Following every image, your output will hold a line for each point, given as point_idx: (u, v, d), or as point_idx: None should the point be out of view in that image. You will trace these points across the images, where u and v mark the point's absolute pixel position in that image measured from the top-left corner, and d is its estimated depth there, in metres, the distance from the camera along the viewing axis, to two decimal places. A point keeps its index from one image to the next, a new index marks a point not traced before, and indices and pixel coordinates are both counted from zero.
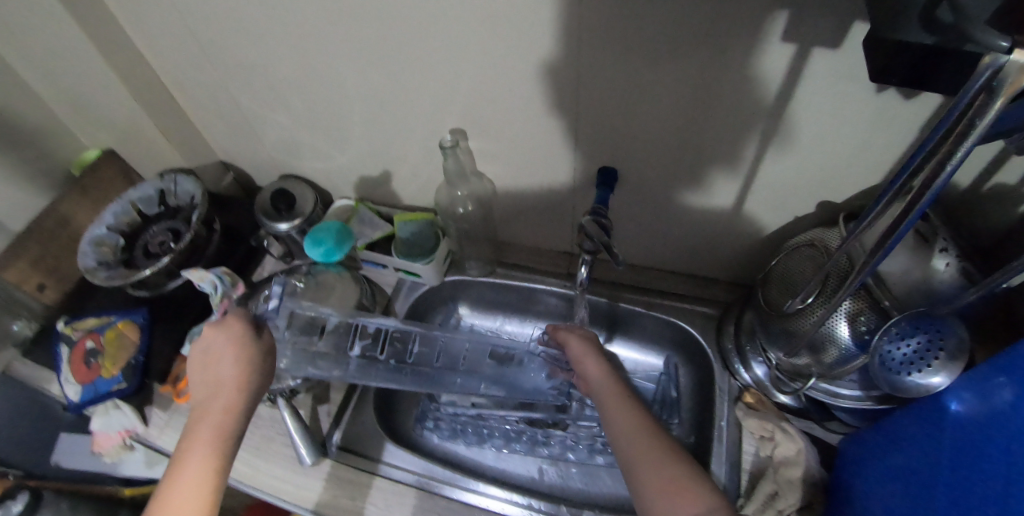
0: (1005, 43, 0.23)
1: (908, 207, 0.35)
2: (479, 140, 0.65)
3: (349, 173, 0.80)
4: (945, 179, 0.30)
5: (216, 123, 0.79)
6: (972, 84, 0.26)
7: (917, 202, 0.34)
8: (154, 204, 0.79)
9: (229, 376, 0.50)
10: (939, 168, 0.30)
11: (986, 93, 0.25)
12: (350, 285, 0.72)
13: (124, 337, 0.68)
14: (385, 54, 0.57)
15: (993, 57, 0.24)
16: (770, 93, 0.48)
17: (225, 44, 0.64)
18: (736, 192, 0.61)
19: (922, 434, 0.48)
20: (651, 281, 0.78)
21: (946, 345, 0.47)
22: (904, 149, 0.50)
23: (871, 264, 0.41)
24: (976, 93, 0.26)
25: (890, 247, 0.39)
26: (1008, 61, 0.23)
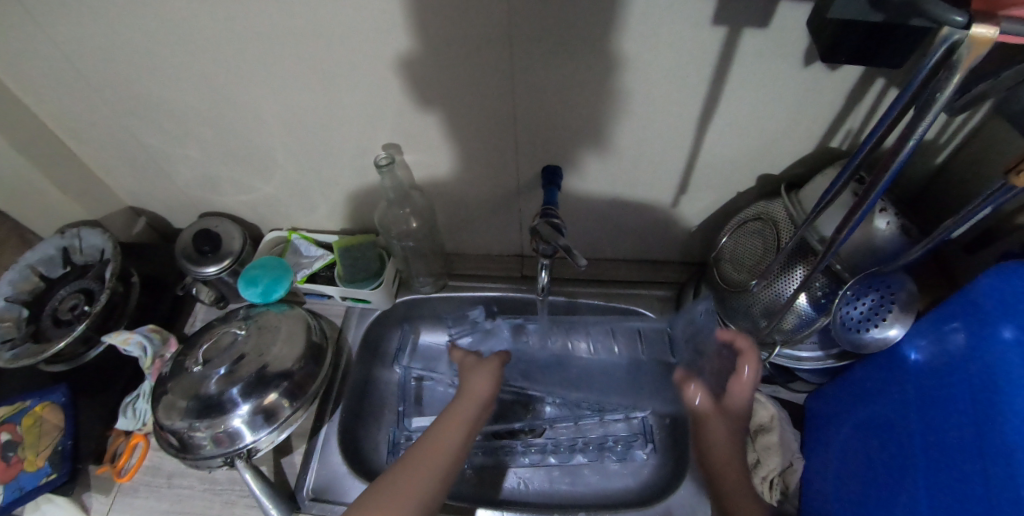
0: (961, 19, 0.24)
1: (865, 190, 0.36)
2: (414, 153, 0.61)
3: (277, 203, 0.73)
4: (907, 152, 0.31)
5: (117, 165, 0.71)
6: (927, 63, 0.27)
7: (873, 189, 0.35)
8: (56, 265, 0.70)
9: (474, 415, 0.55)
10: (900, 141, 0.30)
11: (945, 69, 0.26)
12: (297, 322, 0.65)
13: (45, 422, 0.60)
14: (302, 72, 0.52)
15: (948, 32, 0.25)
16: (707, 73, 0.48)
17: (116, 78, 0.56)
18: (680, 175, 0.61)
19: (887, 383, 0.51)
20: (606, 273, 0.77)
21: (898, 298, 0.48)
22: (834, 116, 0.51)
23: (837, 242, 0.41)
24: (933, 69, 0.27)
25: (854, 225, 0.39)
26: (964, 37, 0.24)
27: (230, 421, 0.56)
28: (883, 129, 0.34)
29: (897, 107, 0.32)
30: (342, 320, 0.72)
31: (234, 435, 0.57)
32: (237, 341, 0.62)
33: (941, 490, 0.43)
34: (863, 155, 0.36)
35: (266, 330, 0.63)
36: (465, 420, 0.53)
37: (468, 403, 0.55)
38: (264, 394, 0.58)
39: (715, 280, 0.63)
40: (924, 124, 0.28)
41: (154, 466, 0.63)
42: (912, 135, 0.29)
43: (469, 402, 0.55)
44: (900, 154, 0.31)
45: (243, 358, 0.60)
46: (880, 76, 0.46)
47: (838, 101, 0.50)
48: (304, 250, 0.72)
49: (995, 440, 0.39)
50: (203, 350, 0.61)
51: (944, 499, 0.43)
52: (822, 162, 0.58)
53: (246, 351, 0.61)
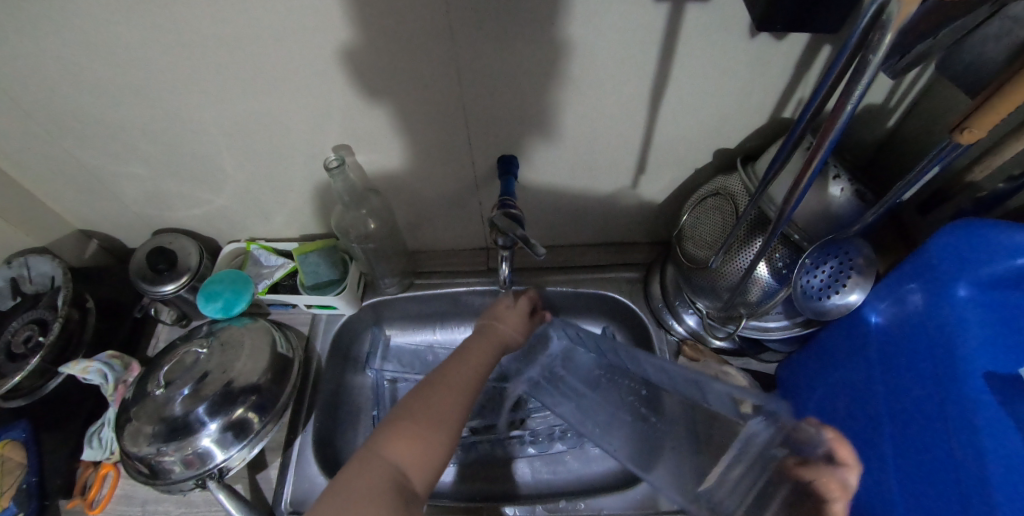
0: None
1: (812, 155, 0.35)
2: (366, 153, 0.59)
3: (232, 215, 0.71)
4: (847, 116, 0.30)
5: (58, 188, 0.67)
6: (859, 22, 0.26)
7: (818, 153, 0.35)
8: (6, 297, 0.67)
9: (490, 359, 0.51)
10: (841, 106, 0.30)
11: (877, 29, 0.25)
12: (261, 334, 0.63)
13: (7, 461, 0.58)
14: (239, 77, 0.50)
15: None
16: (654, 50, 0.47)
17: (41, 97, 0.53)
18: (637, 155, 0.60)
19: (849, 352, 0.52)
20: (574, 259, 0.76)
21: (855, 264, 0.49)
22: (784, 85, 0.51)
23: (789, 210, 0.41)
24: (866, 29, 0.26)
25: (805, 190, 0.39)
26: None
27: (199, 441, 0.55)
28: (823, 94, 0.33)
29: (833, 71, 0.31)
30: (309, 328, 0.71)
31: (204, 456, 0.55)
32: (199, 360, 0.60)
33: (908, 452, 0.44)
34: (806, 122, 0.36)
35: (228, 346, 0.61)
36: (484, 362, 0.51)
37: (490, 341, 0.54)
38: (230, 410, 0.57)
39: (679, 259, 0.63)
40: (859, 88, 0.28)
41: (127, 494, 0.61)
42: (851, 99, 0.29)
43: (492, 340, 0.54)
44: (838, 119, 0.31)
45: (207, 376, 0.58)
46: (825, 42, 0.46)
47: (787, 69, 0.49)
48: (264, 260, 0.70)
49: (958, 398, 0.41)
50: (164, 373, 0.59)
51: (911, 460, 0.44)
52: (776, 132, 0.57)
53: (209, 369, 0.59)
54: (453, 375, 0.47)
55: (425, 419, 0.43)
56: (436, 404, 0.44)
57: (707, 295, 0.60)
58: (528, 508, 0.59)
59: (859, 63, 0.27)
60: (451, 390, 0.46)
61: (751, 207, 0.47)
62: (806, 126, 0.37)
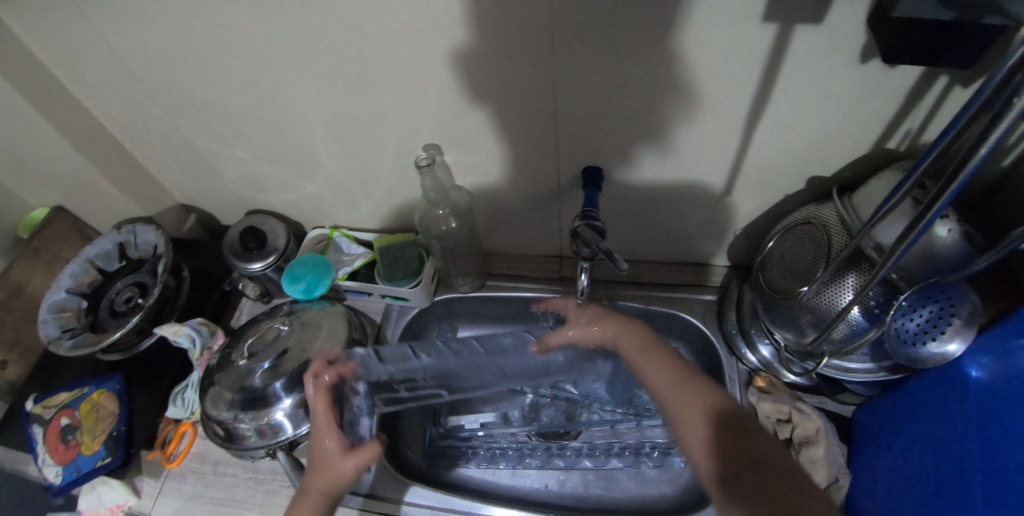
0: None
1: (932, 199, 0.34)
2: (454, 153, 0.61)
3: (319, 202, 0.75)
4: (981, 158, 0.29)
5: (170, 165, 0.74)
6: (1004, 63, 0.25)
7: (940, 197, 0.33)
8: (113, 259, 0.74)
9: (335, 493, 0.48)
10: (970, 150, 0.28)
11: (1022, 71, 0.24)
12: (338, 317, 0.66)
13: (102, 409, 0.64)
14: (345, 76, 0.54)
15: None
16: (755, 73, 0.46)
17: (170, 82, 0.59)
18: (724, 176, 0.59)
19: (941, 401, 0.48)
20: (644, 275, 0.76)
21: (958, 312, 0.45)
22: (892, 115, 0.49)
23: (898, 253, 0.39)
24: (1011, 71, 0.25)
25: (919, 233, 0.37)
26: None
27: (274, 413, 0.58)
28: (951, 135, 0.32)
29: (963, 112, 0.30)
30: (381, 317, 0.74)
31: (276, 427, 0.59)
32: (280, 337, 0.64)
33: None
34: (929, 163, 0.35)
35: (309, 326, 0.65)
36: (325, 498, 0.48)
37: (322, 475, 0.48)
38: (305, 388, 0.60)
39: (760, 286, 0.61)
40: (998, 130, 0.26)
41: (201, 454, 0.65)
42: (986, 142, 0.27)
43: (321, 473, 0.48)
44: (971, 160, 0.29)
45: (287, 353, 0.62)
46: (943, 74, 0.44)
47: (896, 99, 0.47)
48: (345, 247, 0.73)
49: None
50: (248, 345, 0.63)
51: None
52: (878, 163, 0.55)
53: (289, 346, 0.63)
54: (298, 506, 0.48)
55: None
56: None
57: (786, 326, 0.58)
58: None
59: (999, 107, 0.26)
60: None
61: (853, 244, 0.45)
62: (931, 166, 0.35)
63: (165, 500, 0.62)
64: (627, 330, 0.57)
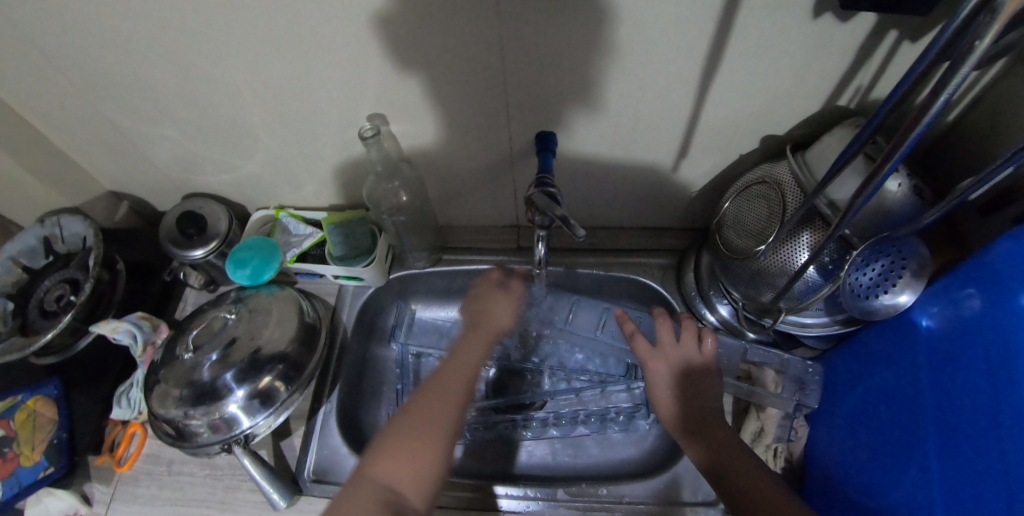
0: None
1: (888, 150, 0.33)
2: (401, 123, 0.57)
3: (262, 181, 0.71)
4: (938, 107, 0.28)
5: (93, 149, 0.67)
6: (961, 9, 0.24)
7: (894, 152, 0.33)
8: (39, 256, 0.68)
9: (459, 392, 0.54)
10: (929, 100, 0.27)
11: (985, 14, 0.22)
12: (290, 303, 0.63)
13: (39, 416, 0.59)
14: (274, 43, 0.49)
15: None
16: (709, 29, 0.44)
17: (75, 55, 0.52)
18: (681, 137, 0.58)
19: (894, 352, 0.49)
20: (602, 241, 0.75)
21: (908, 264, 0.45)
22: (842, 71, 0.48)
23: (856, 206, 0.39)
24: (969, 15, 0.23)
25: (876, 187, 0.37)
26: None
27: (226, 406, 0.56)
28: (906, 86, 0.31)
29: (919, 66, 0.29)
30: (336, 298, 0.71)
31: (231, 422, 0.56)
32: (228, 326, 0.60)
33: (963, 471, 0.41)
34: (884, 116, 0.34)
35: (257, 314, 0.62)
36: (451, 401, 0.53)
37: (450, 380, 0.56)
38: (257, 378, 0.57)
39: (717, 247, 0.61)
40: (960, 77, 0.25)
41: (153, 454, 0.62)
42: (944, 90, 0.26)
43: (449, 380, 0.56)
44: (930, 110, 0.28)
45: (235, 343, 0.59)
46: (893, 26, 0.43)
47: (846, 54, 0.46)
48: (292, 228, 0.69)
49: (1013, 413, 0.37)
50: (193, 337, 0.60)
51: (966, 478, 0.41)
52: (830, 119, 0.55)
53: (237, 335, 0.59)
54: (429, 407, 0.53)
55: (409, 447, 0.50)
56: (402, 449, 0.50)
57: (741, 286, 0.58)
58: (550, 491, 0.58)
59: (959, 52, 0.25)
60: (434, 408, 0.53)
61: (806, 204, 0.45)
62: (882, 121, 0.35)
63: (117, 505, 0.59)
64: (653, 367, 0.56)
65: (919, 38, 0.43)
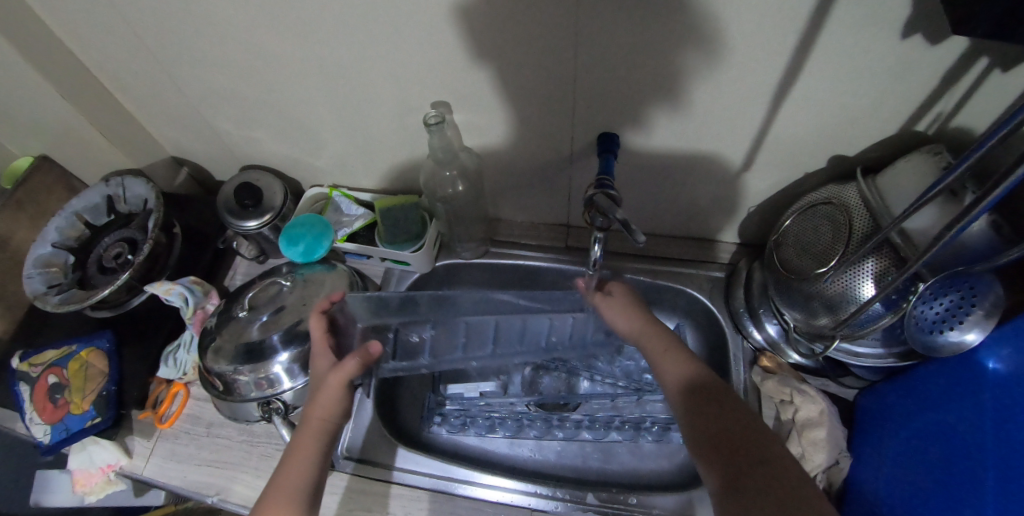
0: None
1: (995, 181, 0.31)
2: (463, 113, 0.58)
3: (319, 160, 0.72)
4: None
5: (162, 115, 0.69)
6: None
7: (1000, 185, 0.31)
8: (101, 214, 0.70)
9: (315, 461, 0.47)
10: None
11: None
12: (341, 278, 0.64)
13: (91, 367, 0.62)
14: (351, 26, 0.50)
15: None
16: (791, 42, 0.44)
17: (159, 24, 0.54)
18: (745, 151, 0.57)
19: (953, 391, 0.48)
20: (650, 248, 0.73)
21: (979, 302, 0.44)
22: (926, 95, 0.47)
23: (946, 238, 0.37)
24: None
25: (974, 217, 0.35)
26: None
27: (270, 367, 0.57)
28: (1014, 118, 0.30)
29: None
30: (381, 280, 0.72)
31: (274, 381, 0.58)
32: (281, 293, 0.62)
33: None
34: (990, 146, 0.32)
35: (310, 284, 0.63)
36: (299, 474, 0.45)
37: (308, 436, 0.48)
38: (302, 344, 0.58)
39: (771, 265, 0.60)
40: None
41: (193, 415, 0.64)
42: None
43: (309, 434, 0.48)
44: None
45: (283, 309, 0.61)
46: (990, 52, 0.41)
47: (934, 77, 0.45)
48: (345, 208, 0.70)
49: None
50: (249, 297, 0.62)
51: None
52: (906, 143, 0.53)
53: (288, 303, 0.61)
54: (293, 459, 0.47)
55: (272, 510, 0.43)
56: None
57: (794, 307, 0.57)
58: (578, 494, 0.58)
59: None
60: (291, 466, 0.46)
61: (881, 233, 0.44)
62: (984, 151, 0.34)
63: (157, 461, 0.61)
64: (652, 326, 0.54)
65: (1016, 66, 0.42)
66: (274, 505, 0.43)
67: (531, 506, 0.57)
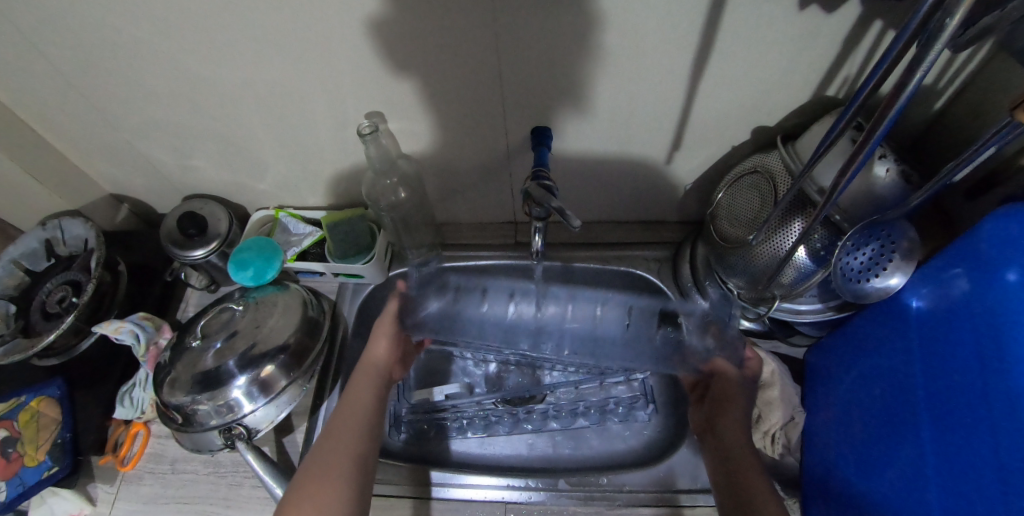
0: None
1: (868, 131, 0.34)
2: (399, 121, 0.58)
3: (261, 181, 0.71)
4: (914, 84, 0.29)
5: (93, 152, 0.68)
6: None
7: (873, 134, 0.34)
8: (41, 259, 0.68)
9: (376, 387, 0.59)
10: (907, 76, 0.28)
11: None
12: (295, 298, 0.64)
13: (43, 417, 0.59)
14: (273, 45, 0.50)
15: None
16: (699, 23, 0.45)
17: (77, 60, 0.53)
18: (673, 131, 0.59)
19: (887, 333, 0.50)
20: (599, 235, 0.75)
21: (898, 248, 0.46)
22: (830, 62, 0.49)
23: (838, 189, 0.40)
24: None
25: (856, 169, 0.38)
26: None
27: (229, 392, 0.56)
28: (881, 72, 0.32)
29: (892, 52, 0.31)
30: (336, 294, 0.72)
31: (234, 406, 0.57)
32: (234, 318, 0.61)
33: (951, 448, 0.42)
34: (863, 100, 0.35)
35: (263, 305, 0.63)
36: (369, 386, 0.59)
37: (367, 371, 0.60)
38: (259, 366, 0.58)
39: (712, 238, 0.62)
40: (932, 55, 0.26)
41: (157, 453, 0.62)
42: (919, 68, 0.27)
43: (368, 370, 0.61)
44: (909, 85, 0.29)
45: (237, 334, 0.60)
46: (879, 16, 0.44)
47: (835, 44, 0.47)
48: (292, 227, 0.70)
49: (1001, 387, 0.38)
50: (200, 326, 0.61)
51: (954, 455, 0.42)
52: (820, 109, 0.56)
53: (241, 326, 0.60)
54: (355, 386, 0.58)
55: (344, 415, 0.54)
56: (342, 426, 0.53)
57: (735, 274, 0.59)
58: (551, 481, 0.59)
59: (932, 32, 0.26)
60: (340, 444, 0.51)
61: (794, 189, 0.46)
62: (859, 107, 0.36)
63: (121, 504, 0.59)
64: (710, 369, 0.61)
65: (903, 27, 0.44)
66: (345, 412, 0.55)
67: (505, 499, 0.58)
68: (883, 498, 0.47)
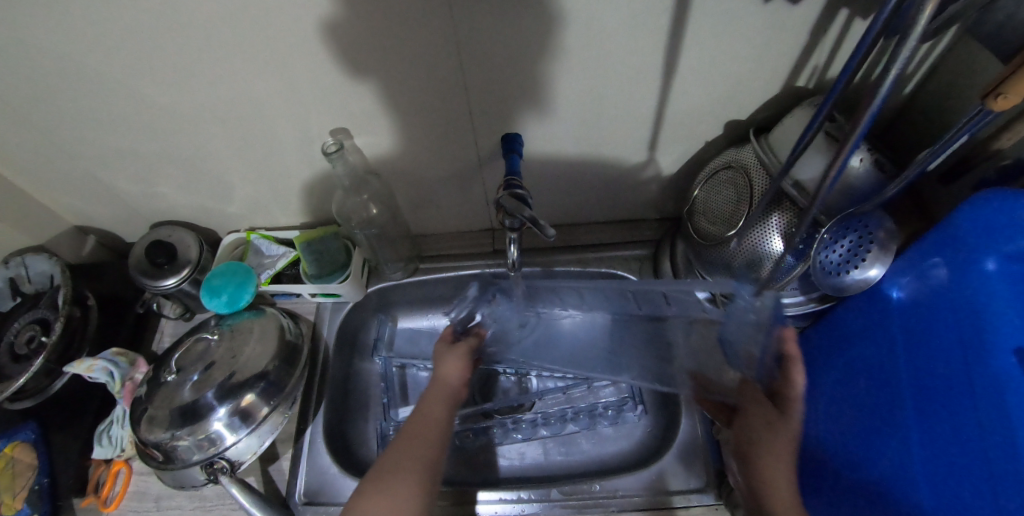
0: None
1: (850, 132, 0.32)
2: (364, 136, 0.57)
3: (230, 205, 0.69)
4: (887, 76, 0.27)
5: (50, 184, 0.65)
6: None
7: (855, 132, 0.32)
8: (6, 298, 0.66)
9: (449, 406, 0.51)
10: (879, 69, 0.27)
11: None
12: (272, 322, 0.63)
13: (18, 462, 0.57)
14: (226, 65, 0.48)
15: None
16: (663, 20, 0.44)
17: (22, 91, 0.51)
18: (643, 130, 0.58)
19: (867, 324, 0.49)
20: (579, 238, 0.75)
21: (875, 238, 0.45)
22: (798, 53, 0.48)
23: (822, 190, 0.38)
24: None
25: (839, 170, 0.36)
26: None
27: (210, 425, 0.55)
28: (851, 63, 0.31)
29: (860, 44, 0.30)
30: (315, 315, 0.70)
31: (215, 439, 0.55)
32: (210, 348, 0.60)
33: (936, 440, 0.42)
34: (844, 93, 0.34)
35: (239, 332, 0.61)
36: (442, 403, 0.51)
37: (439, 389, 0.53)
38: (239, 396, 0.56)
39: (691, 235, 0.61)
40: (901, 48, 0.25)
41: (139, 491, 0.61)
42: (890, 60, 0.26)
43: (440, 388, 0.53)
44: (879, 78, 0.27)
45: (213, 364, 0.58)
46: (844, 5, 0.43)
47: (802, 35, 0.46)
48: (265, 249, 0.68)
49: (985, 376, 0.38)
50: (176, 359, 0.59)
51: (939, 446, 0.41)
52: (790, 101, 0.55)
53: (217, 356, 0.59)
54: (431, 403, 0.50)
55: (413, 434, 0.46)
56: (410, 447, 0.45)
57: (717, 271, 0.58)
58: (543, 492, 0.58)
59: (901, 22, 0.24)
60: (407, 459, 0.44)
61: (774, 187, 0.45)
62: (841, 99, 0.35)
63: None
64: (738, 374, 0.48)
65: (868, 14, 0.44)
66: (415, 431, 0.47)
67: (499, 512, 0.57)
68: (869, 490, 0.46)
